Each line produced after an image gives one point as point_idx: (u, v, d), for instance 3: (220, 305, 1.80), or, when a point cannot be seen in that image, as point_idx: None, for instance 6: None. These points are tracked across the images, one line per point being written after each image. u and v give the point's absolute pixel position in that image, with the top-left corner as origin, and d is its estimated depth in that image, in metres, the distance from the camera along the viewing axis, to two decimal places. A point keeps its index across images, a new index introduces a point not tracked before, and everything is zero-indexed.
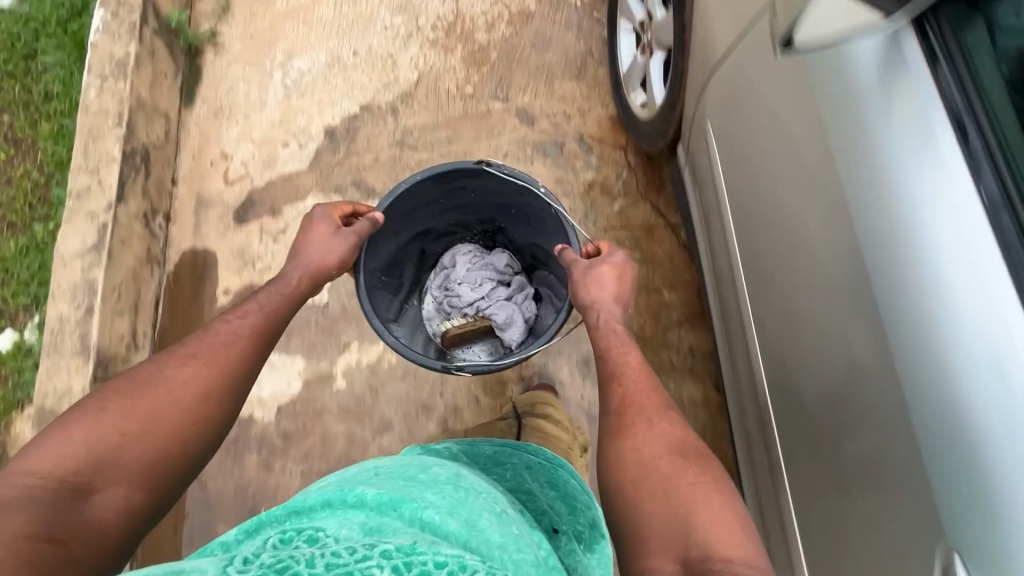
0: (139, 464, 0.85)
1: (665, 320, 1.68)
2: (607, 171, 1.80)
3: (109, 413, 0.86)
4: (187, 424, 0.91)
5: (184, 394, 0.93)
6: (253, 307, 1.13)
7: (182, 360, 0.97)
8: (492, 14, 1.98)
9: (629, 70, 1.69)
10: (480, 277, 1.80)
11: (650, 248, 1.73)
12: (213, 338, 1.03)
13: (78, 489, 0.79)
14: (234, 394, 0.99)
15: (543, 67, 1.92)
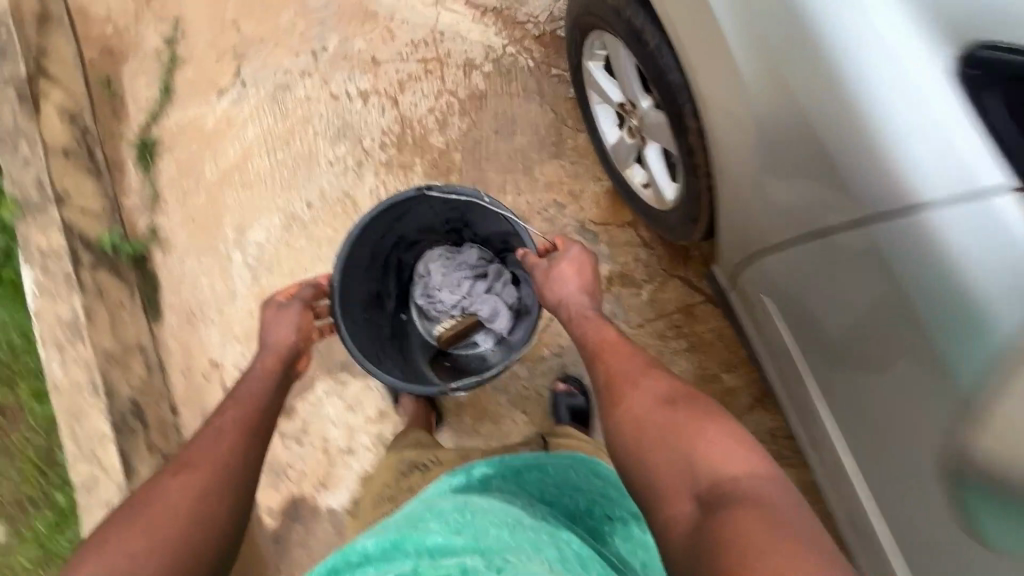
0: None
1: (736, 408, 1.52)
2: (624, 258, 1.59)
3: (113, 542, 0.84)
4: (197, 529, 0.89)
5: (183, 500, 0.90)
6: (235, 405, 1.10)
7: (173, 472, 0.95)
8: (441, 109, 1.73)
9: (617, 149, 1.46)
10: (457, 277, 1.63)
11: (694, 332, 1.55)
12: (202, 442, 1.01)
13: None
14: (241, 483, 0.98)
15: (515, 154, 1.69)
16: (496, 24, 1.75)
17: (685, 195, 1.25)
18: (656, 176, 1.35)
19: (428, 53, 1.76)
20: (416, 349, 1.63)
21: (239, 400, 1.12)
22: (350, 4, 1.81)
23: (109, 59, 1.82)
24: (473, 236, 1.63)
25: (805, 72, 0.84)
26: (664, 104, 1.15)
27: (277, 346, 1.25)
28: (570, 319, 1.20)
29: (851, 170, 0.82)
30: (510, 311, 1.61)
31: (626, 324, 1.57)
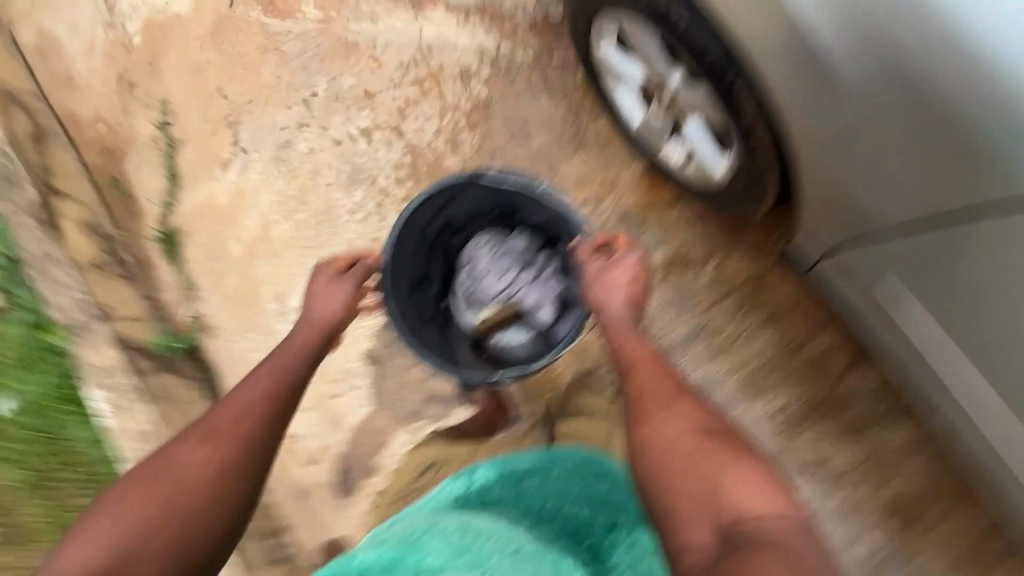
0: (166, 551, 0.87)
1: (833, 372, 1.41)
2: (675, 241, 1.49)
3: (134, 505, 0.89)
4: (208, 508, 0.92)
5: (200, 481, 0.93)
6: (252, 395, 1.05)
7: (201, 440, 0.98)
8: (448, 128, 1.64)
9: (649, 128, 1.34)
10: (505, 263, 1.54)
11: (769, 303, 1.44)
12: (224, 413, 1.02)
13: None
14: (255, 467, 0.99)
15: (536, 157, 1.58)
16: (484, 23, 1.64)
17: (746, 168, 1.17)
18: (701, 155, 1.25)
19: (420, 72, 1.67)
20: (456, 339, 1.53)
21: (256, 390, 1.06)
22: (330, 41, 1.73)
23: (110, 159, 1.79)
24: (520, 221, 1.53)
25: (918, 53, 0.81)
26: (709, 80, 1.08)
27: (319, 320, 1.22)
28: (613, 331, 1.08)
29: (995, 138, 0.80)
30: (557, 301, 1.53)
31: (693, 309, 1.47)
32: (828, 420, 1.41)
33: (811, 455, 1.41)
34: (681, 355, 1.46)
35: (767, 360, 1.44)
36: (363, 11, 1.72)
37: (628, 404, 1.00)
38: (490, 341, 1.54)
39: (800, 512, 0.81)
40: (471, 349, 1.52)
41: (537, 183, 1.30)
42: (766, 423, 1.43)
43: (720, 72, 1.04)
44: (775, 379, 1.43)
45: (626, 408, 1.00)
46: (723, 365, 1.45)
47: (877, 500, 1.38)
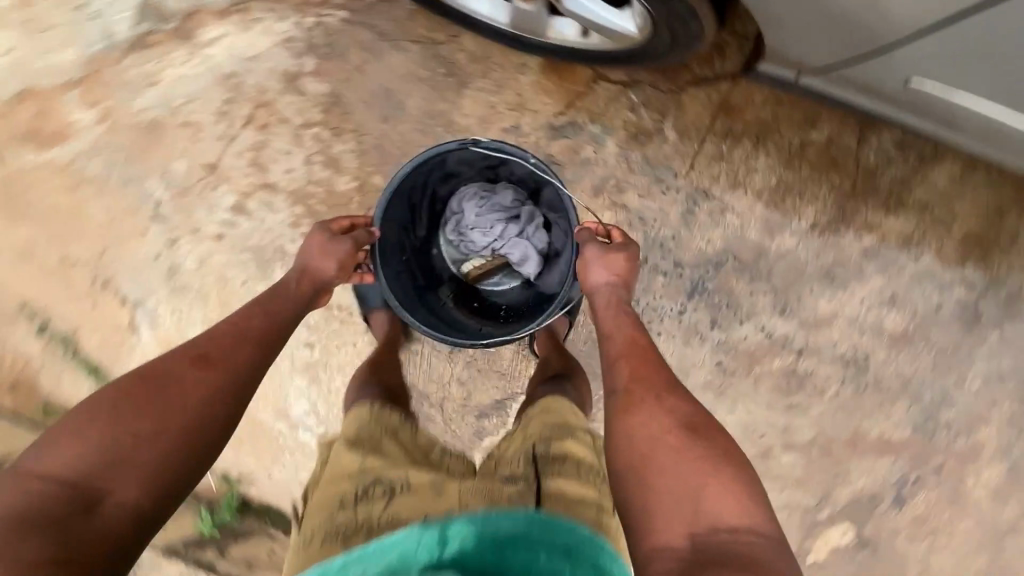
0: (143, 465, 0.73)
1: (847, 154, 1.24)
2: (621, 120, 1.25)
3: (98, 416, 0.74)
4: (185, 422, 0.78)
5: (185, 399, 0.80)
6: (241, 329, 0.95)
7: (181, 361, 0.85)
8: (316, 149, 1.34)
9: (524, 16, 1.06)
10: (493, 218, 1.32)
11: (749, 126, 1.24)
12: (200, 339, 0.90)
13: (89, 494, 0.68)
14: (240, 390, 0.86)
15: (426, 122, 1.30)
16: (270, 11, 1.30)
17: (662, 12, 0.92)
18: (599, 17, 0.98)
19: (244, 107, 1.35)
20: (442, 286, 1.38)
21: (245, 321, 0.97)
22: (127, 135, 1.40)
23: (19, 392, 1.54)
24: (510, 173, 1.33)
25: None
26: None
27: (311, 274, 1.11)
28: (603, 315, 1.07)
29: None
30: (543, 257, 1.35)
31: (677, 178, 1.27)
32: (866, 204, 1.26)
33: (865, 248, 1.28)
34: (690, 229, 1.30)
35: (777, 183, 1.26)
36: (134, 79, 1.36)
37: (616, 393, 0.94)
38: (474, 289, 1.40)
39: (775, 532, 0.71)
40: (456, 296, 1.39)
41: (533, 159, 1.12)
42: (807, 243, 1.29)
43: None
44: (794, 197, 1.26)
45: (609, 394, 0.94)
46: (737, 214, 1.28)
47: (947, 247, 1.27)
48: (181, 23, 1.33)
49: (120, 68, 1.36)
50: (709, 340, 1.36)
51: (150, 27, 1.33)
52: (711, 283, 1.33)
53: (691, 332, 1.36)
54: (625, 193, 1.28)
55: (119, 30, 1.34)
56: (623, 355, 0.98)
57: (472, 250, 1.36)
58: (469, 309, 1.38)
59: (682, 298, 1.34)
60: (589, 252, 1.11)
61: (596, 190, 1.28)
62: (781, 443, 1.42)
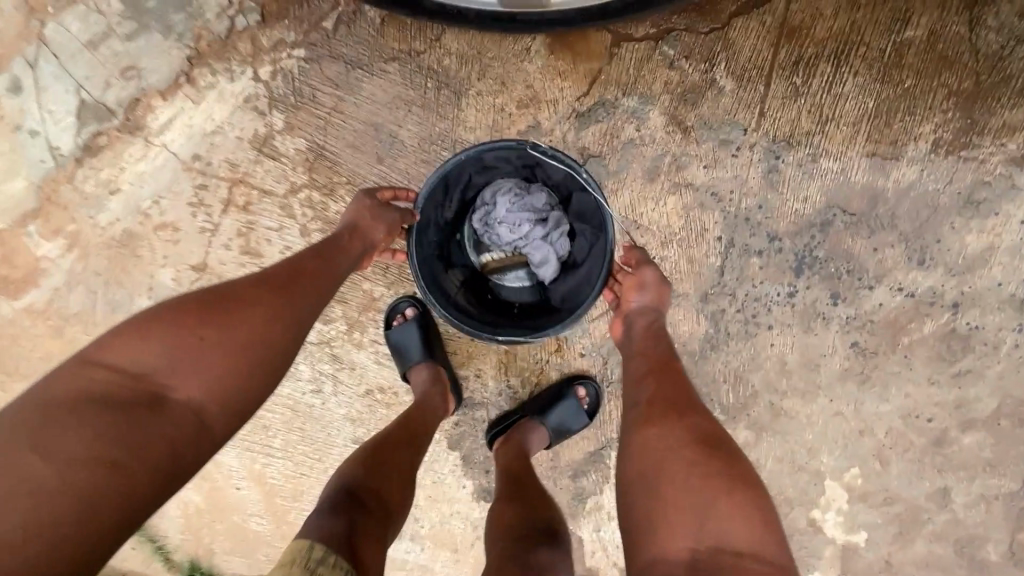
0: (199, 377, 0.70)
1: (960, 44, 0.95)
2: (661, 83, 1.01)
3: (160, 324, 0.72)
4: (240, 346, 0.74)
5: (244, 320, 0.75)
6: (306, 263, 0.88)
7: (247, 283, 0.81)
8: (311, 217, 1.13)
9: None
10: (522, 217, 1.05)
11: (823, 46, 0.97)
12: (268, 267, 0.85)
13: (146, 398, 0.67)
14: (300, 318, 0.81)
15: (430, 150, 1.08)
16: (220, 73, 1.09)
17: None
18: None
19: (219, 190, 1.15)
20: (449, 272, 1.09)
21: (313, 254, 0.91)
22: (100, 257, 1.20)
23: None
24: (547, 175, 1.07)
25: None
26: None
27: (360, 231, 0.97)
28: (631, 336, 0.96)
29: None
30: (567, 272, 1.09)
31: (747, 134, 1.01)
32: (998, 102, 0.97)
33: (1009, 155, 0.99)
34: (779, 191, 1.03)
35: (876, 105, 0.99)
36: (93, 193, 1.17)
37: (630, 402, 0.86)
38: (486, 283, 1.13)
39: (786, 565, 0.69)
40: (465, 286, 1.10)
41: (584, 172, 0.94)
42: (932, 171, 1.01)
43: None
44: (901, 116, 0.99)
45: (630, 406, 0.86)
46: (834, 158, 1.01)
47: None
48: (127, 115, 1.12)
49: (75, 184, 1.16)
50: (835, 320, 1.09)
51: (93, 129, 1.13)
52: (821, 250, 1.06)
53: (811, 315, 1.09)
54: (687, 168, 1.04)
55: (63, 143, 1.14)
56: (651, 372, 0.89)
57: (493, 243, 1.09)
58: (475, 302, 1.09)
59: (789, 276, 1.07)
60: (646, 276, 0.99)
61: (649, 175, 1.05)
62: (957, 423, 1.11)
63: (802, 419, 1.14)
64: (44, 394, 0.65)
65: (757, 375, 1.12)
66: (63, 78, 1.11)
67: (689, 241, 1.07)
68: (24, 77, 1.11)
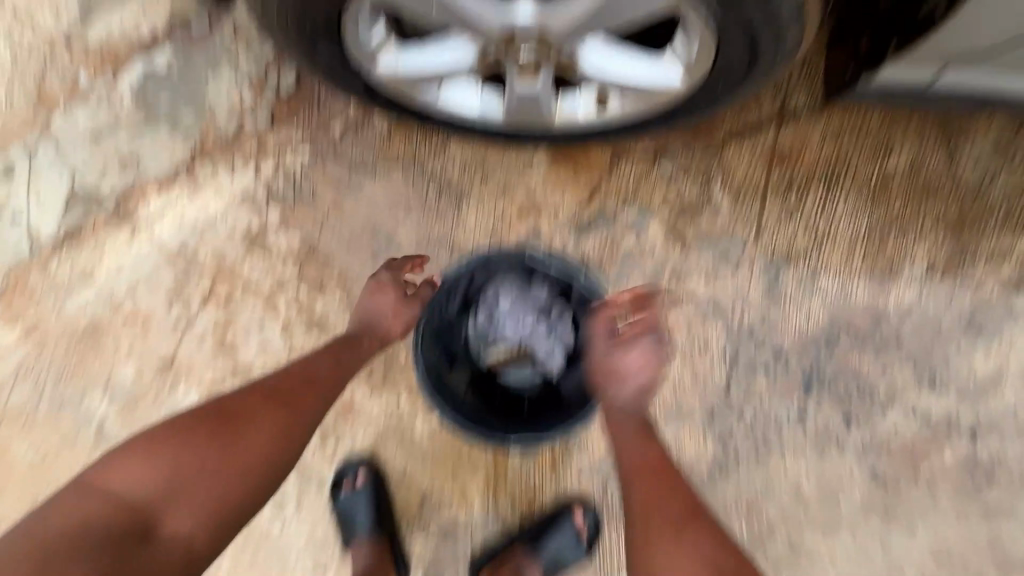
0: (190, 508, 0.71)
1: (942, 174, 1.00)
2: (659, 197, 1.03)
3: (166, 449, 0.73)
4: (237, 478, 0.74)
5: (246, 450, 0.74)
6: (317, 369, 0.85)
7: (254, 400, 0.79)
8: (296, 314, 1.07)
9: (525, 100, 0.78)
10: (526, 312, 1.03)
11: (813, 170, 1.01)
12: (278, 377, 0.83)
13: (139, 529, 0.68)
14: (301, 438, 0.80)
15: (427, 250, 1.06)
16: (221, 168, 1.09)
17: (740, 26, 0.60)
18: (634, 72, 0.71)
19: (201, 282, 1.09)
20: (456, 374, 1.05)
21: (326, 355, 0.88)
22: (58, 348, 1.10)
23: None
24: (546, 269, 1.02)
25: None
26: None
27: (375, 322, 0.93)
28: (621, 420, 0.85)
29: None
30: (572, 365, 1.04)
31: (746, 247, 1.02)
32: (985, 228, 1.00)
33: (1002, 279, 1.00)
34: (781, 305, 1.02)
35: (869, 225, 1.01)
36: (64, 279, 1.10)
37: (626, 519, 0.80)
38: (493, 384, 1.05)
39: None
40: (474, 389, 1.05)
41: None
42: (931, 292, 1.01)
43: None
44: (895, 236, 1.01)
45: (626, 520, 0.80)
46: (834, 275, 1.01)
47: None
48: (118, 204, 1.10)
49: (47, 271, 1.10)
50: (850, 444, 1.02)
51: (79, 217, 1.10)
52: (829, 368, 1.02)
53: (823, 438, 1.02)
54: (688, 279, 1.02)
55: (45, 229, 1.10)
56: (642, 474, 0.81)
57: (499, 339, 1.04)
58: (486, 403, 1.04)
59: (797, 394, 1.02)
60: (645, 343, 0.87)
61: (650, 285, 1.03)
62: (995, 567, 1.00)
63: (824, 559, 1.01)
64: (51, 519, 0.66)
65: (771, 504, 1.02)
66: (59, 165, 1.10)
67: (692, 354, 1.03)
68: (19, 163, 1.10)
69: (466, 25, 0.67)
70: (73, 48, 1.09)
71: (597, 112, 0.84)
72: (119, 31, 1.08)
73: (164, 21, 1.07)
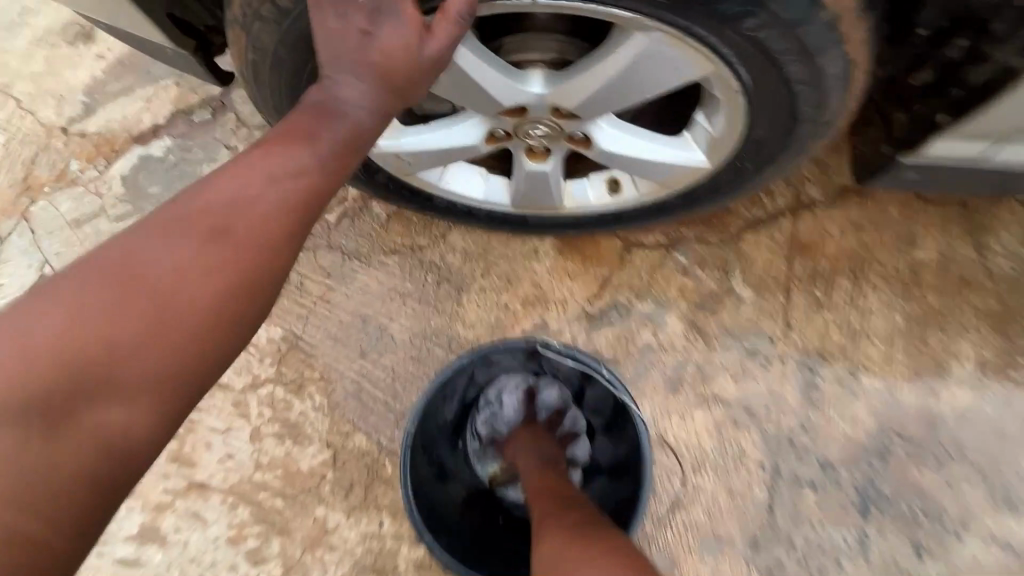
0: (132, 373, 0.40)
1: (976, 266, 0.93)
2: (676, 289, 0.95)
3: (47, 311, 0.39)
4: (188, 336, 0.42)
5: (186, 308, 0.41)
6: (293, 183, 0.46)
7: (180, 240, 0.42)
8: (268, 418, 0.94)
9: (534, 180, 0.75)
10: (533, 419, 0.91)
11: (838, 262, 0.95)
12: (215, 199, 0.44)
13: (39, 424, 0.37)
14: (274, 283, 0.46)
15: (422, 346, 0.95)
16: None
17: (800, 83, 0.51)
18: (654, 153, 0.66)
19: None
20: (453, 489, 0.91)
21: (293, 161, 0.46)
22: None
23: None
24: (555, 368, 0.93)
25: None
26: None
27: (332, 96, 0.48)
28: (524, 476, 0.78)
29: None
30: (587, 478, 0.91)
31: (776, 344, 0.92)
32: None
33: None
34: (822, 409, 0.90)
35: (906, 323, 0.92)
36: None
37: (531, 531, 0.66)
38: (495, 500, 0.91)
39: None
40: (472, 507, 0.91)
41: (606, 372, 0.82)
42: (988, 395, 0.90)
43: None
44: (937, 334, 0.92)
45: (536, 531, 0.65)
46: (877, 376, 0.91)
47: None
48: None
49: None
50: None
51: None
52: (887, 486, 0.87)
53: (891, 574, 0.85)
54: (715, 379, 0.91)
55: None
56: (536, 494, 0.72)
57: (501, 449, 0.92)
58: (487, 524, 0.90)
59: (853, 518, 0.87)
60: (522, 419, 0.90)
61: (672, 385, 0.91)
62: None
63: None
64: None
65: None
66: (31, 252, 1.03)
67: (725, 467, 0.89)
68: None
69: (473, 98, 0.59)
70: (70, 137, 1.07)
71: (610, 200, 0.79)
72: (119, 121, 1.07)
73: (166, 112, 1.06)
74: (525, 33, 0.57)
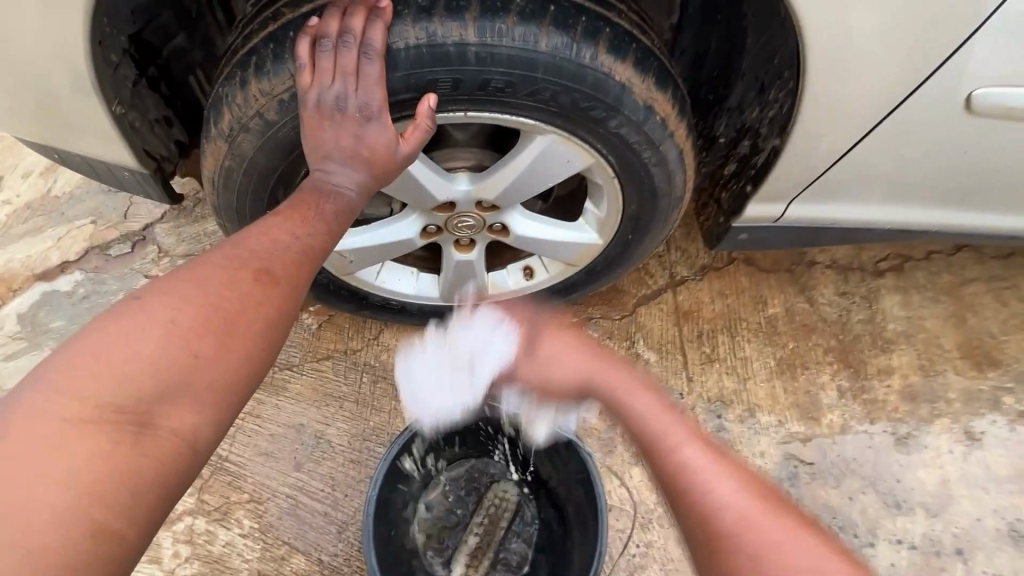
0: (197, 387, 0.43)
1: (818, 312, 1.16)
2: None
3: (131, 330, 0.42)
4: (241, 353, 0.45)
5: (241, 329, 0.46)
6: (319, 238, 0.54)
7: (235, 272, 0.48)
8: (188, 556, 0.85)
9: (462, 269, 0.87)
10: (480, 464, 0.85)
11: (716, 322, 1.13)
12: (257, 245, 0.51)
13: (123, 430, 0.39)
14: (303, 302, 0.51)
15: (361, 448, 0.94)
16: None
17: (651, 164, 0.71)
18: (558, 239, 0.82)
19: None
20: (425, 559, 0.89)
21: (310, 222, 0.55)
22: None
23: None
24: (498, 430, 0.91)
25: None
26: (550, 81, 0.61)
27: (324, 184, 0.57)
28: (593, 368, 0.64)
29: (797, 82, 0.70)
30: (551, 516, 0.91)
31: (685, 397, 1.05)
32: (868, 354, 1.13)
33: (904, 398, 1.10)
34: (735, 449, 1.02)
35: (778, 363, 1.11)
36: None
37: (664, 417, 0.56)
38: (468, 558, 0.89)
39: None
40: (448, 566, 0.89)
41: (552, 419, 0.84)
42: (853, 416, 1.08)
43: (532, 73, 0.60)
44: (802, 371, 1.11)
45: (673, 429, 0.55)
46: (768, 413, 1.06)
47: (976, 371, 1.12)
48: None
49: None
50: None
51: None
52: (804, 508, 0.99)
53: None
54: None
55: None
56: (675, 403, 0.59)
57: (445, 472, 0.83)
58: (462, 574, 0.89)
59: None
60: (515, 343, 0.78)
61: (606, 448, 0.99)
62: None
63: None
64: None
65: None
66: None
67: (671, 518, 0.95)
68: None
69: (414, 194, 0.73)
70: None
71: (527, 283, 0.92)
72: (22, 261, 1.05)
73: (78, 247, 1.06)
74: (446, 147, 0.75)
